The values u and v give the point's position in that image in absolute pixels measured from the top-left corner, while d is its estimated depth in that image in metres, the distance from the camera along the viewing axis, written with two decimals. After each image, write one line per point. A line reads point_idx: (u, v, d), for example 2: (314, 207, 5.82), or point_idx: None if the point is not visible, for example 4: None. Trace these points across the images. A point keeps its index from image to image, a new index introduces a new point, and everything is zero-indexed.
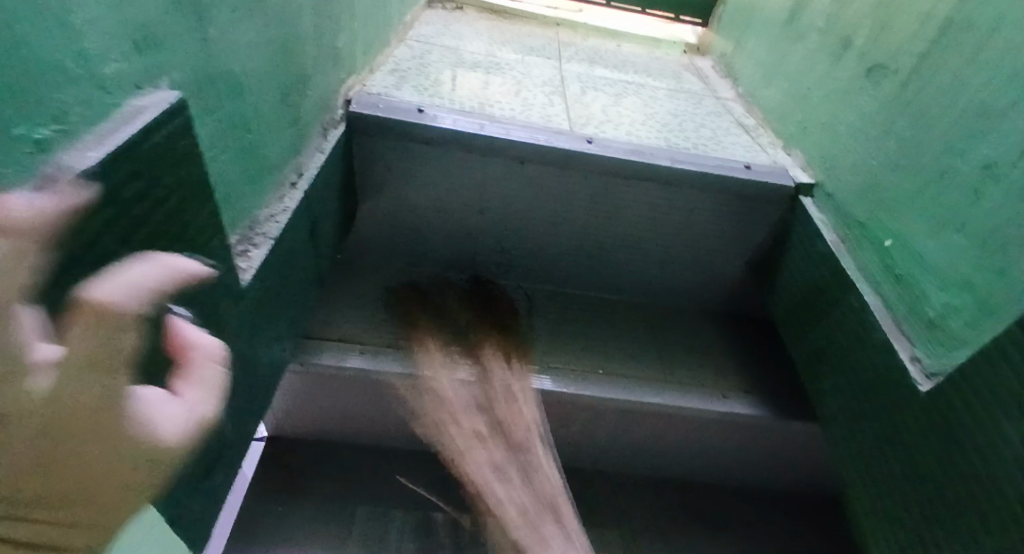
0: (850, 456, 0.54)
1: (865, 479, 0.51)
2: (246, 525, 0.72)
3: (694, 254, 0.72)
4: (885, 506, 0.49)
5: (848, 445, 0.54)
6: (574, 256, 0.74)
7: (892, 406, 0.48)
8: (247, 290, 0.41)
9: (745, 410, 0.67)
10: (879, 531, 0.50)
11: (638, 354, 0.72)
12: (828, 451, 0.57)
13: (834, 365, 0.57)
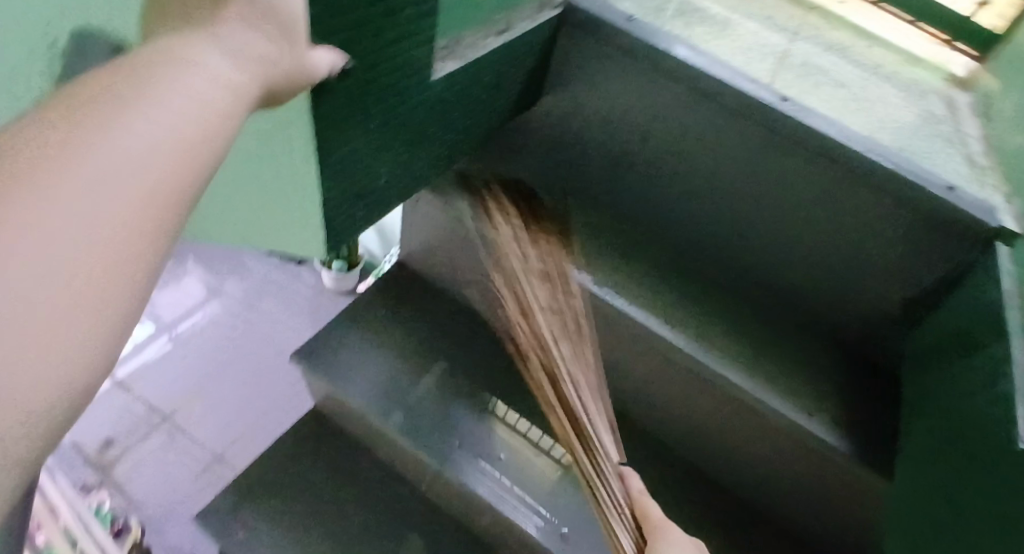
0: (934, 489, 0.50)
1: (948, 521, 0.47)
2: (354, 312, 0.85)
3: (841, 261, 0.68)
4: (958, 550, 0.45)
5: (939, 484, 0.50)
6: (717, 219, 0.73)
7: (996, 457, 0.44)
8: (436, 83, 0.50)
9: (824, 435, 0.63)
10: None
11: (741, 334, 0.70)
12: (913, 488, 0.53)
13: (951, 406, 0.52)
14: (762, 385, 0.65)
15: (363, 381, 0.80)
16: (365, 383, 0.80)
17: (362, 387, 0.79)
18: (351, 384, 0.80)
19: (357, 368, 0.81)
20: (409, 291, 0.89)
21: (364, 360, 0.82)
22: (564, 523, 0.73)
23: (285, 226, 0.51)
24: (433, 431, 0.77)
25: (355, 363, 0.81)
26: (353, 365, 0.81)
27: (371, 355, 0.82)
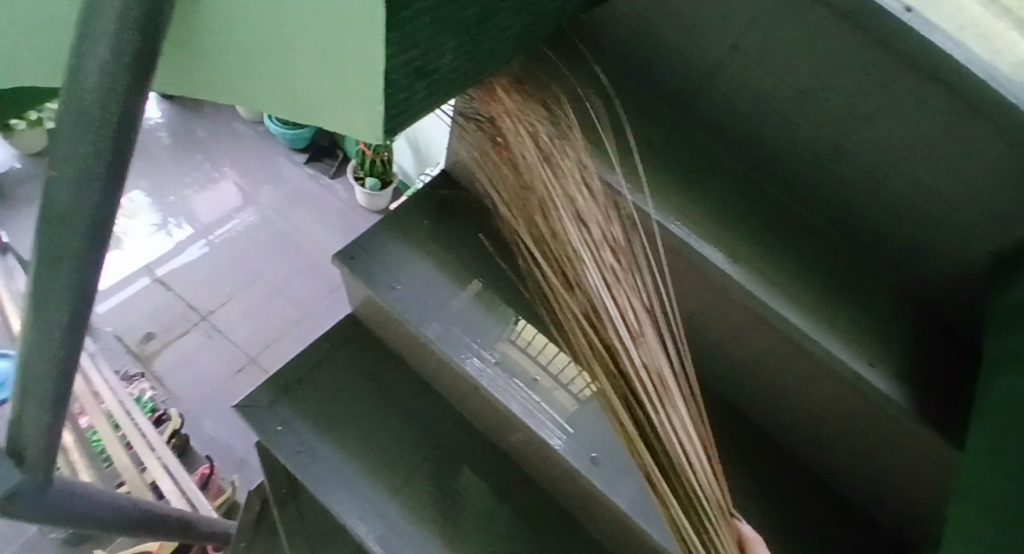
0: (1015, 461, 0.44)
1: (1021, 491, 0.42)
2: (395, 219, 0.82)
3: (933, 200, 0.62)
4: None
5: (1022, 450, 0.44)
6: (804, 143, 0.68)
7: None
8: None
9: (888, 387, 0.58)
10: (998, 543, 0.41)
11: (806, 272, 0.66)
12: (987, 452, 0.47)
13: None
14: (827, 329, 0.61)
15: (403, 283, 0.77)
16: (404, 286, 0.77)
17: (402, 289, 0.76)
18: (389, 284, 0.76)
19: (397, 270, 0.78)
20: (453, 203, 0.85)
21: (404, 263, 0.79)
22: (594, 449, 0.70)
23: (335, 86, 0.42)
24: (469, 344, 0.75)
25: (394, 265, 0.78)
26: (392, 266, 0.77)
27: (409, 257, 0.79)
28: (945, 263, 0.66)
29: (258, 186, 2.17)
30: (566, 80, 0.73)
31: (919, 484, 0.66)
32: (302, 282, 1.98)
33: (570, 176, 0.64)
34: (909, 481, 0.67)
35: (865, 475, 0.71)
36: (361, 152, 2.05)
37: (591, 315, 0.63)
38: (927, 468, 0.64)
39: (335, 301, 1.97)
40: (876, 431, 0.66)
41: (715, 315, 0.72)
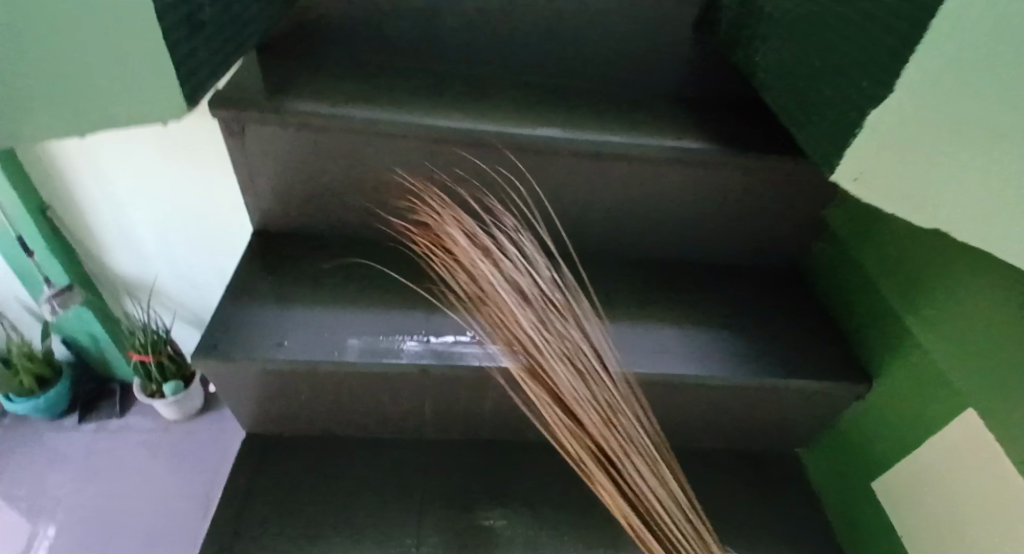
0: (784, 94, 0.56)
1: (815, 78, 0.51)
2: (233, 291, 0.72)
3: (629, 17, 0.79)
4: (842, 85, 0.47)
5: (780, 83, 0.57)
6: (526, 31, 0.79)
7: (824, 7, 0.50)
8: None
9: (698, 143, 0.72)
10: (837, 116, 0.48)
11: (599, 115, 0.77)
12: (772, 103, 0.59)
13: (765, 33, 0.60)
14: (638, 135, 0.73)
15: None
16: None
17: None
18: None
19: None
20: (279, 252, 0.79)
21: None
22: None
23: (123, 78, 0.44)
24: (391, 342, 0.70)
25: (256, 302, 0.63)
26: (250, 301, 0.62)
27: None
28: (677, 55, 0.82)
29: (42, 481, 1.41)
30: (313, 74, 0.75)
31: (765, 211, 0.82)
32: (151, 535, 1.33)
33: (509, 270, 0.64)
34: (759, 213, 0.82)
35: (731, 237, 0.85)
36: (139, 362, 1.43)
37: (566, 399, 0.62)
38: (765, 193, 0.79)
39: (222, 447, 1.49)
40: (716, 195, 0.80)
41: (564, 188, 0.79)
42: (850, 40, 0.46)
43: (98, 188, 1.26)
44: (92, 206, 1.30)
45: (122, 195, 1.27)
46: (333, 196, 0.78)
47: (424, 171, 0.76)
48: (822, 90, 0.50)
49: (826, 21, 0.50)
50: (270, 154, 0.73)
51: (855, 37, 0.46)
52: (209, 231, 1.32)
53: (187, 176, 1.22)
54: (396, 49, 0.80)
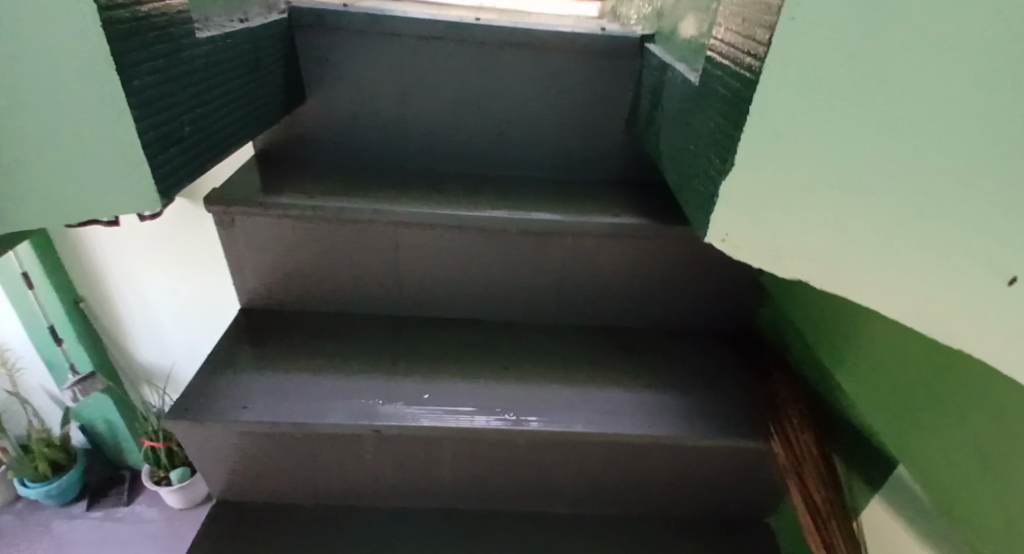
0: (671, 173, 0.65)
1: (687, 159, 0.60)
2: (213, 362, 0.80)
3: (573, 117, 0.90)
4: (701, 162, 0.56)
5: (671, 165, 0.66)
6: (483, 133, 0.91)
7: (694, 104, 0.60)
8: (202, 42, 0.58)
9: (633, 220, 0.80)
10: (698, 186, 0.56)
11: (545, 198, 0.86)
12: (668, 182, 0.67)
13: (667, 126, 0.70)
14: (577, 215, 0.82)
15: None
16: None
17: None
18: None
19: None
20: (261, 326, 0.88)
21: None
22: (510, 410, 0.77)
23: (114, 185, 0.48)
24: (353, 404, 0.76)
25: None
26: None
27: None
28: (616, 146, 0.92)
29: None
30: (295, 173, 0.87)
31: (704, 282, 0.88)
32: None
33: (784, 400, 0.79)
34: (699, 283, 0.89)
35: (677, 305, 0.92)
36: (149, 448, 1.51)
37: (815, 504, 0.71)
38: (702, 264, 0.86)
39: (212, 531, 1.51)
40: (658, 268, 0.87)
41: (517, 265, 0.87)
42: (708, 132, 0.56)
43: (123, 279, 1.39)
44: (116, 296, 1.42)
45: (140, 285, 1.39)
46: (312, 277, 0.87)
47: (390, 253, 0.85)
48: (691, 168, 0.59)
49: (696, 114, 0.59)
50: (253, 241, 0.83)
51: (711, 128, 0.55)
52: (216, 315, 1.43)
53: (199, 264, 1.35)
54: (368, 150, 0.92)
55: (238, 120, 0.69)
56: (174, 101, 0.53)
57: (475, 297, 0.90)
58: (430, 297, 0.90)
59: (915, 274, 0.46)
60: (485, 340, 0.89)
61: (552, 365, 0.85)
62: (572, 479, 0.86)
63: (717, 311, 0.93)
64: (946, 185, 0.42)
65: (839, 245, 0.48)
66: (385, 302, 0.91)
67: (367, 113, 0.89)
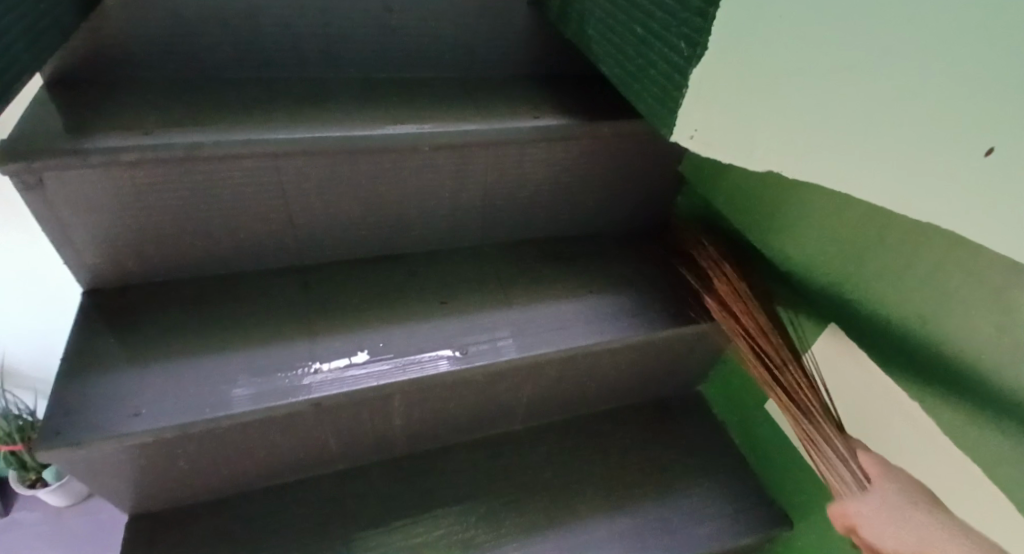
0: (616, 66, 0.57)
1: (638, 46, 0.52)
2: (72, 365, 0.63)
3: (468, 3, 0.77)
4: (662, 47, 0.48)
5: (611, 55, 0.58)
6: (364, 30, 0.75)
7: None
8: None
9: (558, 121, 0.72)
10: (663, 77, 0.49)
11: (452, 104, 0.74)
12: (609, 75, 0.59)
13: (593, 5, 0.60)
14: (495, 119, 0.72)
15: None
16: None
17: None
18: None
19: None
20: (123, 309, 0.70)
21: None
22: (456, 346, 0.70)
23: None
24: (273, 381, 0.64)
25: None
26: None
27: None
28: (520, 34, 0.81)
29: None
30: (123, 105, 0.66)
31: (632, 176, 0.83)
32: None
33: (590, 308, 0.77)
34: (626, 179, 0.84)
35: (604, 205, 0.86)
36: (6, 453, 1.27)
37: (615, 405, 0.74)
38: (630, 158, 0.81)
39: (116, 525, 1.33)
40: (588, 169, 0.80)
41: (433, 186, 0.75)
42: (660, 8, 0.47)
43: None
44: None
45: None
46: (180, 237, 0.70)
47: (278, 193, 0.69)
48: (647, 55, 0.51)
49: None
50: (84, 205, 0.63)
51: (666, 2, 0.46)
52: (52, 296, 1.16)
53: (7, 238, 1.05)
54: (213, 64, 0.72)
55: (13, 32, 0.50)
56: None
57: (389, 230, 0.78)
58: (335, 238, 0.77)
59: (896, 172, 0.42)
60: (409, 276, 0.79)
61: (489, 289, 0.78)
62: (529, 401, 0.82)
63: (643, 204, 0.89)
64: (930, 73, 0.37)
65: (820, 135, 0.44)
66: (281, 252, 0.76)
67: (199, 15, 0.68)
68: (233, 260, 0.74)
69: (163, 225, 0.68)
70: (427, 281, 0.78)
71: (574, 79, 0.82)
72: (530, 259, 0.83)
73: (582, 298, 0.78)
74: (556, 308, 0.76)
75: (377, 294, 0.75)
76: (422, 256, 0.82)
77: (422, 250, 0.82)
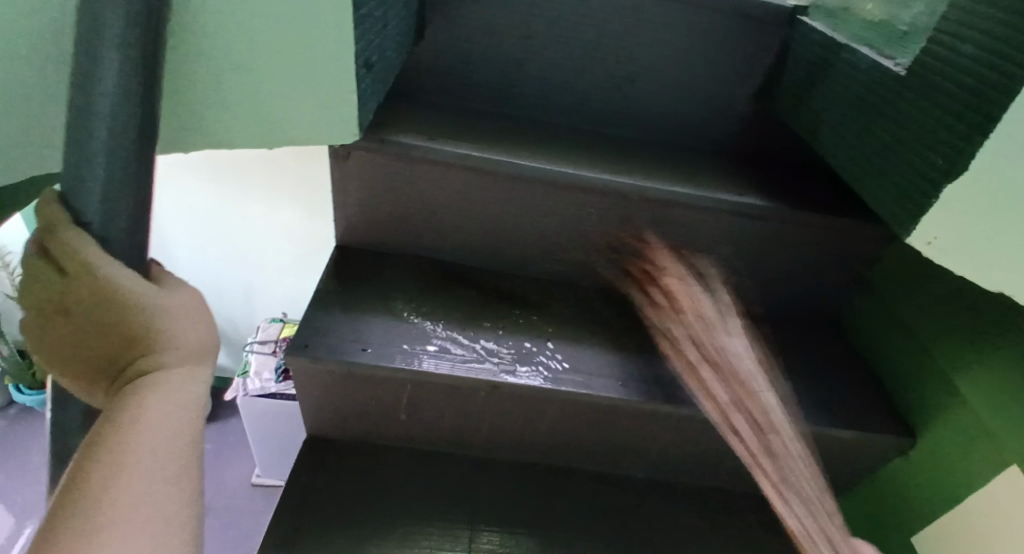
0: (856, 166, 0.66)
1: (887, 152, 0.61)
2: (319, 299, 0.77)
3: (701, 85, 0.87)
4: (914, 158, 0.56)
5: (851, 157, 0.67)
6: (605, 90, 0.87)
7: (898, 96, 0.59)
8: None
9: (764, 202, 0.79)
10: (904, 183, 0.58)
11: (665, 167, 0.83)
12: (844, 172, 0.68)
13: (841, 110, 0.69)
14: (705, 187, 0.80)
15: (118, 199, 0.40)
16: (103, 140, 0.38)
17: (121, 154, 0.39)
18: (135, 213, 0.42)
19: (108, 192, 0.40)
20: (359, 266, 0.85)
21: (91, 118, 0.38)
22: (622, 377, 0.76)
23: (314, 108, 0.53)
24: (466, 360, 0.74)
25: (120, 79, 0.38)
26: (112, 63, 0.37)
27: (109, 178, 0.39)
28: (739, 119, 0.90)
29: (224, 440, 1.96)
30: (409, 110, 0.82)
31: (816, 270, 0.87)
32: None
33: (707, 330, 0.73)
34: (808, 271, 0.88)
35: (779, 289, 0.90)
36: None
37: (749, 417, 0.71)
38: (818, 252, 0.85)
39: None
40: (774, 251, 0.85)
41: (626, 232, 0.84)
42: (922, 127, 0.56)
43: None
44: None
45: None
46: (415, 221, 0.84)
47: (503, 204, 0.82)
48: (894, 162, 0.60)
49: (898, 104, 0.59)
50: (361, 179, 0.79)
51: (930, 124, 0.55)
52: None
53: None
54: (483, 93, 0.87)
55: (400, 44, 0.67)
56: (368, 22, 0.53)
57: (576, 260, 0.88)
58: (530, 255, 0.88)
59: None
60: (584, 303, 0.88)
61: (655, 336, 0.84)
62: (662, 455, 0.86)
63: (817, 299, 0.92)
64: None
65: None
66: (483, 254, 0.88)
67: (485, 53, 0.84)
68: (444, 250, 0.88)
69: (409, 207, 0.82)
70: (600, 313, 0.86)
71: (777, 168, 0.89)
72: None
73: None
74: None
75: (555, 311, 0.85)
76: (595, 290, 0.90)
77: (597, 286, 0.91)
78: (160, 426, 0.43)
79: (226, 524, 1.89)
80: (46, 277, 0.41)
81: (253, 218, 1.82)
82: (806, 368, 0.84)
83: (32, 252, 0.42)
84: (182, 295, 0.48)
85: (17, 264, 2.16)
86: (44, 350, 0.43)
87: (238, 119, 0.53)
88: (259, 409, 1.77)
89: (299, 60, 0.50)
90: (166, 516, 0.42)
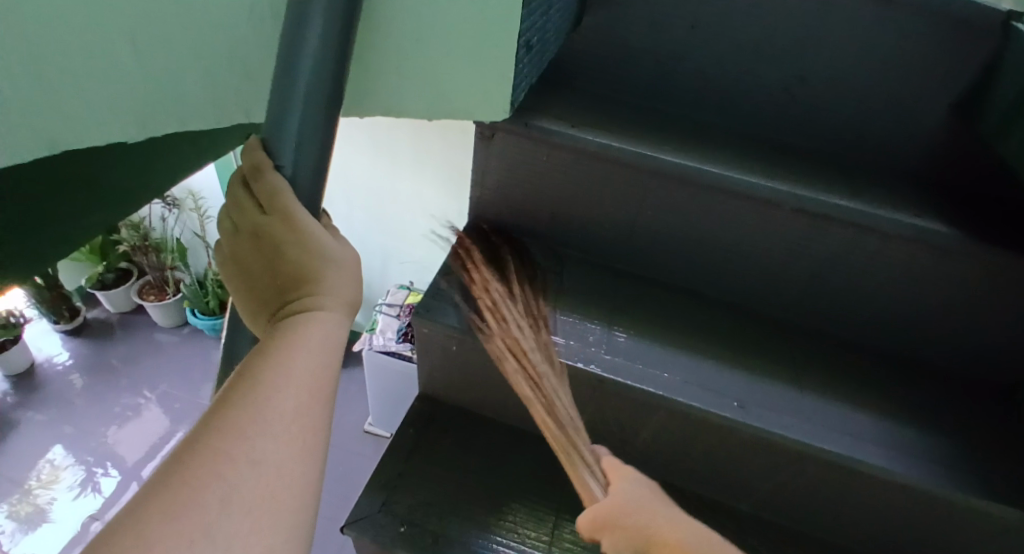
0: None
1: None
2: (447, 270, 0.82)
3: (881, 93, 0.78)
4: None
5: None
6: (767, 91, 0.82)
7: None
8: None
9: (940, 228, 0.69)
10: None
11: (823, 178, 0.76)
12: None
13: None
14: (871, 204, 0.71)
15: (309, 147, 0.46)
16: (303, 99, 0.43)
17: (316, 109, 0.44)
18: (319, 160, 0.47)
19: (301, 137, 0.45)
20: (486, 244, 0.88)
21: (295, 71, 0.42)
22: (740, 399, 0.71)
23: (470, 88, 0.57)
24: (577, 351, 0.74)
25: (320, 45, 0.42)
26: (315, 29, 0.41)
27: (304, 130, 0.45)
28: (921, 134, 0.80)
29: None
30: (557, 96, 0.82)
31: (994, 318, 0.75)
32: None
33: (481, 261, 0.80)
34: (981, 318, 0.76)
35: (943, 333, 0.79)
36: None
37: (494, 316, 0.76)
38: (1001, 297, 0.73)
39: None
40: (938, 289, 0.75)
41: (766, 243, 0.79)
42: None
43: None
44: None
45: None
46: (545, 207, 0.85)
47: (638, 199, 0.80)
48: None
49: None
50: (502, 159, 0.82)
51: None
52: None
53: None
54: (634, 84, 0.85)
55: (559, 27, 0.68)
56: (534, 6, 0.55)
57: (706, 266, 0.84)
58: (657, 254, 0.86)
59: None
60: (707, 314, 0.84)
61: (782, 360, 0.78)
62: (771, 487, 0.79)
63: (990, 353, 0.79)
64: None
65: None
66: (608, 248, 0.87)
67: (642, 45, 0.82)
68: (571, 240, 0.88)
69: (542, 193, 0.84)
70: (723, 326, 0.82)
71: (959, 194, 0.78)
72: (830, 350, 0.81)
73: (879, 415, 0.72)
74: (852, 416, 0.71)
75: (674, 319, 0.81)
76: (721, 301, 0.86)
77: (724, 297, 0.86)
78: (304, 366, 0.46)
79: (335, 463, 2.08)
80: (248, 210, 0.50)
81: (399, 189, 1.96)
82: (961, 427, 0.73)
83: (243, 189, 0.51)
84: (342, 244, 0.54)
85: (205, 206, 2.52)
86: (245, 269, 0.54)
87: (412, 88, 0.58)
88: (381, 365, 1.92)
89: (466, 42, 0.54)
90: (303, 444, 0.43)
